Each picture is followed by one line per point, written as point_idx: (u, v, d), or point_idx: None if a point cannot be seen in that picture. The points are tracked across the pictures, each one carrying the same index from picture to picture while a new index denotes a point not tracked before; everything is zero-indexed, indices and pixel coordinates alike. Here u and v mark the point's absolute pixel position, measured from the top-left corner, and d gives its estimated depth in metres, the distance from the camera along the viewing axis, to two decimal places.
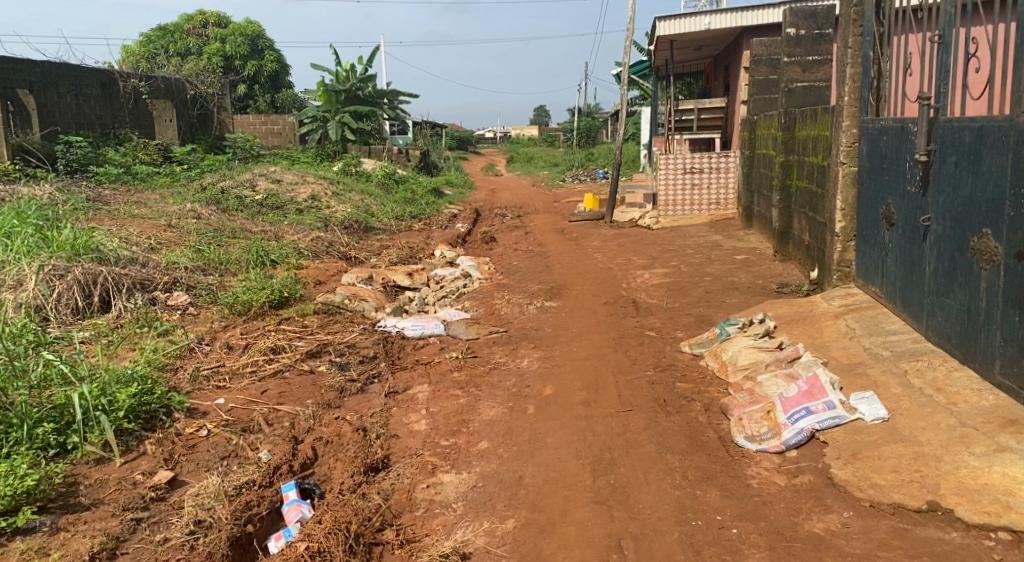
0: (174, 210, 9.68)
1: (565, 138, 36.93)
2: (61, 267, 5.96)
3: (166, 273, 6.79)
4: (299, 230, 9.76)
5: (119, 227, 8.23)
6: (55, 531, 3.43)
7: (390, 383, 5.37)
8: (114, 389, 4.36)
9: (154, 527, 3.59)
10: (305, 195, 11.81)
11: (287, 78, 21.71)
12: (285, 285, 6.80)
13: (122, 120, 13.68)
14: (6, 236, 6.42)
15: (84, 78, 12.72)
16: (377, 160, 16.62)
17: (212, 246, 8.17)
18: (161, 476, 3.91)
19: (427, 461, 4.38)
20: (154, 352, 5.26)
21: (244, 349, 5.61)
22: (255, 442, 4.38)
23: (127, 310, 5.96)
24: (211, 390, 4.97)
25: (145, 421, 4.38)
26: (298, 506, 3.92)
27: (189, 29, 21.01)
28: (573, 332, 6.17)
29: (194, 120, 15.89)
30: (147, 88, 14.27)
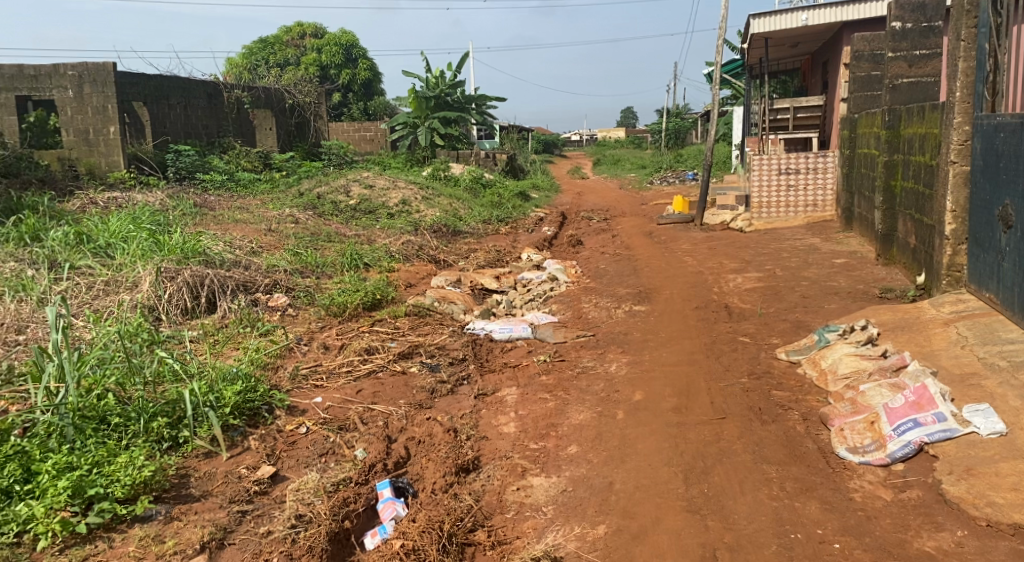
0: (273, 215, 10.04)
1: (654, 140, 36.49)
2: (172, 270, 6.27)
3: (268, 275, 7.05)
4: (390, 233, 9.97)
5: (224, 231, 8.60)
6: (170, 520, 3.59)
7: (479, 385, 5.41)
8: (221, 386, 4.54)
9: (258, 520, 3.72)
10: (397, 199, 12.02)
11: (379, 86, 22.21)
12: (377, 288, 6.94)
13: (227, 129, 14.30)
14: (122, 241, 6.80)
15: (192, 90, 13.36)
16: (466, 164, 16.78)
17: (309, 249, 8.43)
18: (264, 470, 4.05)
19: (517, 464, 4.39)
20: (257, 351, 5.46)
21: (339, 350, 5.75)
22: (350, 440, 4.48)
23: (231, 311, 6.21)
24: (309, 389, 5.12)
25: (249, 418, 4.54)
26: (392, 504, 4.00)
27: (288, 41, 21.77)
28: (663, 337, 6.08)
29: (292, 128, 16.46)
30: (250, 98, 14.87)
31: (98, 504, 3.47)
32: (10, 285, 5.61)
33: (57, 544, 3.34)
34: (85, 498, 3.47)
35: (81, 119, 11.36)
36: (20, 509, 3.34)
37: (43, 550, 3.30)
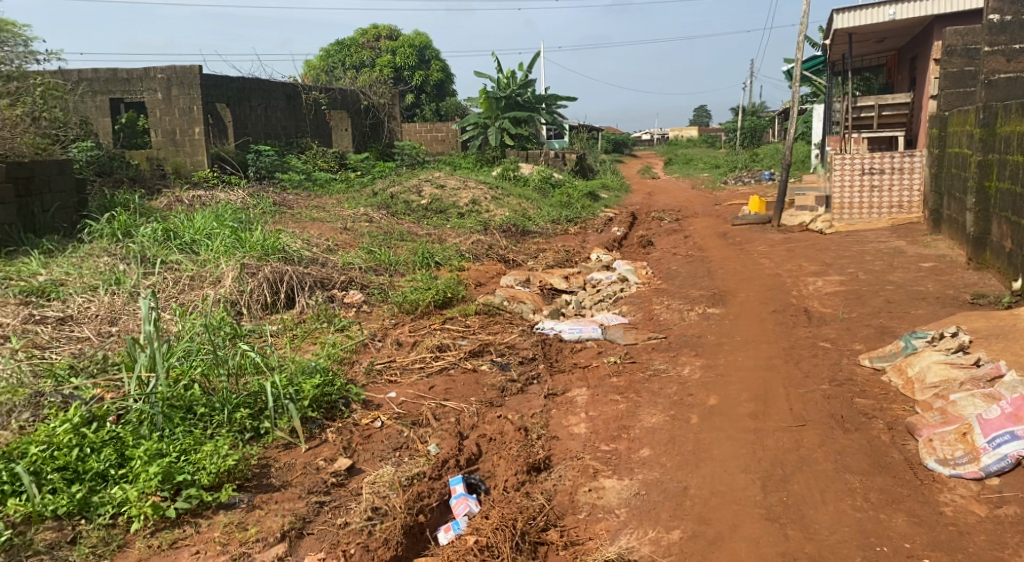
0: (348, 214, 10.22)
1: (728, 139, 35.83)
2: (253, 266, 6.45)
3: (343, 273, 7.18)
4: (461, 232, 10.04)
5: (301, 229, 8.79)
6: (252, 508, 3.66)
7: (549, 385, 5.39)
8: (300, 380, 4.63)
9: (336, 511, 3.78)
10: (467, 199, 12.09)
11: (451, 87, 22.40)
12: (448, 286, 6.99)
13: (305, 130, 14.65)
14: (206, 237, 7.03)
15: (273, 92, 13.73)
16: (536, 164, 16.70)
17: (382, 247, 8.55)
18: (341, 463, 4.11)
19: (588, 465, 4.35)
20: (333, 346, 5.56)
21: (412, 347, 5.82)
22: (424, 435, 4.52)
23: (309, 306, 6.35)
24: (383, 384, 5.19)
25: (327, 411, 4.63)
26: (465, 500, 4.03)
27: (363, 43, 22.16)
28: (739, 341, 5.95)
29: (367, 129, 16.75)
30: (327, 99, 15.19)
31: (186, 490, 3.56)
32: (104, 279, 5.86)
33: (148, 527, 3.43)
34: (174, 484, 3.56)
35: (169, 120, 11.79)
36: (114, 492, 3.44)
37: (135, 533, 3.40)
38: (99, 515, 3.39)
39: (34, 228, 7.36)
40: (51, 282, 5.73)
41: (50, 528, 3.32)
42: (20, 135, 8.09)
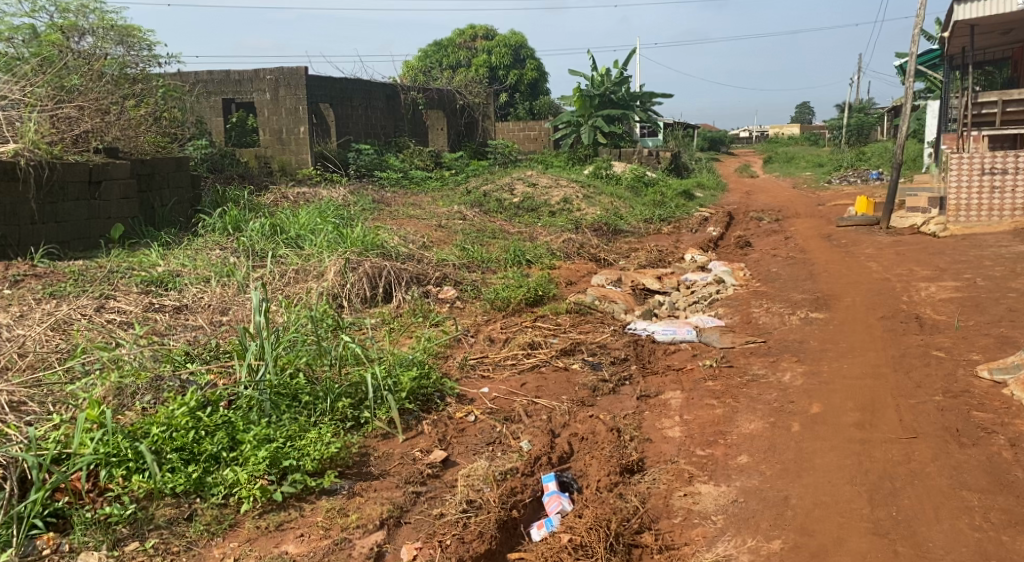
0: (442, 212, 10.36)
1: (833, 137, 34.54)
2: (355, 261, 6.62)
3: (438, 269, 7.27)
4: (552, 231, 10.03)
5: (397, 226, 8.97)
6: (352, 495, 3.73)
7: (642, 386, 5.31)
8: (398, 371, 4.74)
9: (431, 502, 3.83)
10: (558, 197, 12.05)
11: (546, 86, 22.37)
12: (539, 284, 6.97)
13: (403, 129, 14.95)
14: (311, 233, 7.27)
15: (373, 92, 14.05)
16: (628, 163, 16.30)
17: (474, 245, 8.63)
18: (436, 454, 4.17)
19: (683, 469, 4.26)
20: (428, 340, 5.65)
21: (504, 343, 5.85)
22: (516, 431, 4.54)
23: (406, 301, 6.47)
24: (477, 379, 5.24)
25: (423, 403, 4.72)
26: (558, 498, 4.00)
27: (460, 43, 22.40)
28: (844, 348, 5.72)
29: (461, 128, 16.94)
30: (425, 100, 15.44)
31: (291, 474, 3.66)
32: (216, 271, 6.13)
33: (256, 508, 3.51)
34: (280, 468, 3.66)
35: (277, 120, 12.22)
36: (226, 473, 3.52)
37: (244, 513, 3.47)
38: (212, 495, 3.48)
39: (154, 221, 7.78)
40: (169, 273, 6.04)
41: (168, 505, 3.40)
42: (142, 134, 8.55)
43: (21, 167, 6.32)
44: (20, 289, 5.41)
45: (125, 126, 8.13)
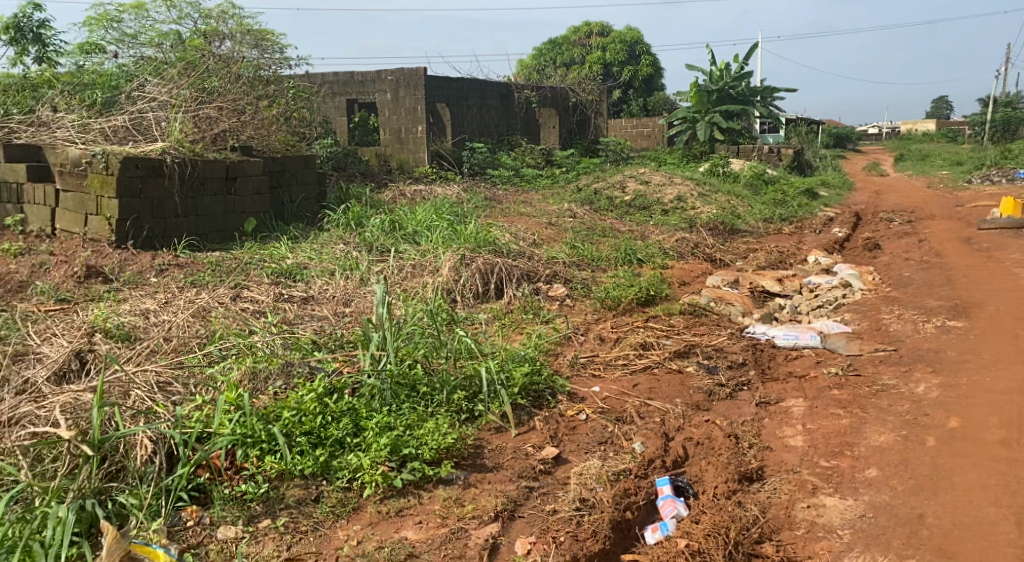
0: (553, 209, 10.37)
1: (972, 134, 32.45)
2: (467, 258, 6.70)
3: (548, 266, 7.26)
4: (666, 230, 9.86)
5: (510, 223, 9.04)
6: (467, 486, 3.77)
7: (761, 392, 5.14)
8: (511, 367, 4.78)
9: (545, 498, 3.84)
10: (672, 195, 11.83)
11: (661, 81, 22.00)
12: (652, 284, 6.82)
13: (516, 128, 15.08)
14: (427, 229, 7.44)
15: (488, 91, 14.20)
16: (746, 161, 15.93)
17: (585, 243, 8.59)
18: (549, 451, 4.17)
19: (806, 480, 4.11)
20: (539, 337, 5.67)
21: (615, 343, 5.80)
22: (628, 432, 4.49)
23: (516, 298, 6.50)
24: (587, 377, 5.21)
25: (535, 399, 4.73)
26: (673, 502, 3.91)
27: (575, 40, 22.37)
28: (986, 360, 5.37)
29: (574, 125, 16.85)
30: (538, 98, 15.46)
31: (410, 462, 3.70)
32: (340, 265, 6.36)
33: (378, 493, 3.56)
34: (400, 455, 3.70)
35: (396, 119, 12.64)
36: (350, 458, 3.60)
37: (367, 498, 3.52)
38: (338, 478, 3.55)
39: (283, 216, 8.14)
40: (297, 265, 6.31)
41: (297, 486, 3.50)
42: (273, 133, 8.95)
43: (166, 163, 6.74)
44: (163, 278, 5.76)
45: (258, 125, 8.55)
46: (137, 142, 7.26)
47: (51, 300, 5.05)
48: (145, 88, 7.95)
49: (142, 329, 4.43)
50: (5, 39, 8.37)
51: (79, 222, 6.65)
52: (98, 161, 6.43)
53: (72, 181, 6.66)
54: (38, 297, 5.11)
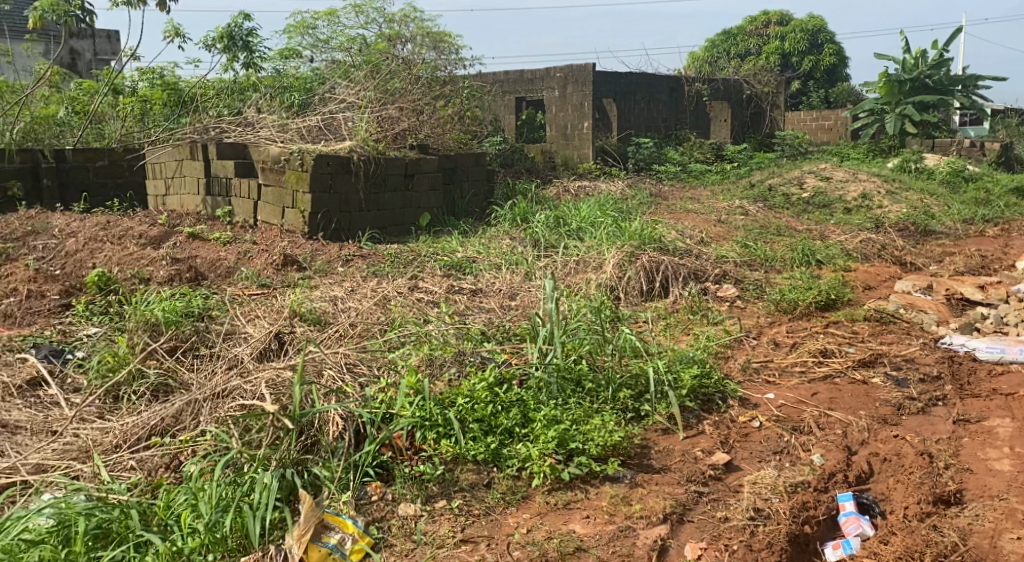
0: (723, 206, 10.09)
1: None
2: (631, 255, 6.53)
3: (717, 265, 7.03)
4: (848, 230, 9.34)
5: (678, 220, 8.87)
6: (634, 486, 3.56)
7: (959, 409, 4.70)
8: (678, 368, 4.51)
9: (715, 504, 3.55)
10: (856, 193, 11.16)
11: (846, 71, 20.80)
12: (833, 287, 6.50)
13: (685, 122, 14.70)
14: (591, 225, 7.47)
15: (657, 85, 13.92)
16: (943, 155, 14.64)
17: (758, 242, 8.30)
18: (719, 456, 3.88)
19: (1015, 508, 3.66)
20: (708, 338, 5.41)
21: (792, 348, 5.50)
22: (806, 443, 4.13)
23: (683, 297, 6.24)
24: (761, 384, 4.92)
25: (703, 403, 4.44)
26: (856, 520, 3.61)
27: (751, 30, 21.58)
28: None
29: (747, 118, 16.00)
30: (710, 91, 15.01)
31: (577, 457, 3.59)
32: (507, 259, 6.47)
33: (546, 485, 3.48)
34: (567, 449, 3.61)
35: (563, 116, 12.72)
36: (520, 448, 3.55)
37: (535, 488, 3.46)
38: (508, 466, 3.52)
39: (455, 211, 8.42)
40: (467, 259, 6.50)
41: (470, 470, 3.50)
42: (448, 131, 9.23)
43: (354, 161, 7.16)
44: (349, 268, 6.12)
45: (434, 125, 8.77)
46: (328, 141, 7.75)
47: (253, 285, 5.50)
48: (336, 91, 8.47)
49: (331, 315, 4.74)
50: (219, 47, 9.21)
51: (278, 215, 7.20)
52: (295, 158, 6.93)
53: (272, 177, 7.18)
54: (243, 282, 5.58)
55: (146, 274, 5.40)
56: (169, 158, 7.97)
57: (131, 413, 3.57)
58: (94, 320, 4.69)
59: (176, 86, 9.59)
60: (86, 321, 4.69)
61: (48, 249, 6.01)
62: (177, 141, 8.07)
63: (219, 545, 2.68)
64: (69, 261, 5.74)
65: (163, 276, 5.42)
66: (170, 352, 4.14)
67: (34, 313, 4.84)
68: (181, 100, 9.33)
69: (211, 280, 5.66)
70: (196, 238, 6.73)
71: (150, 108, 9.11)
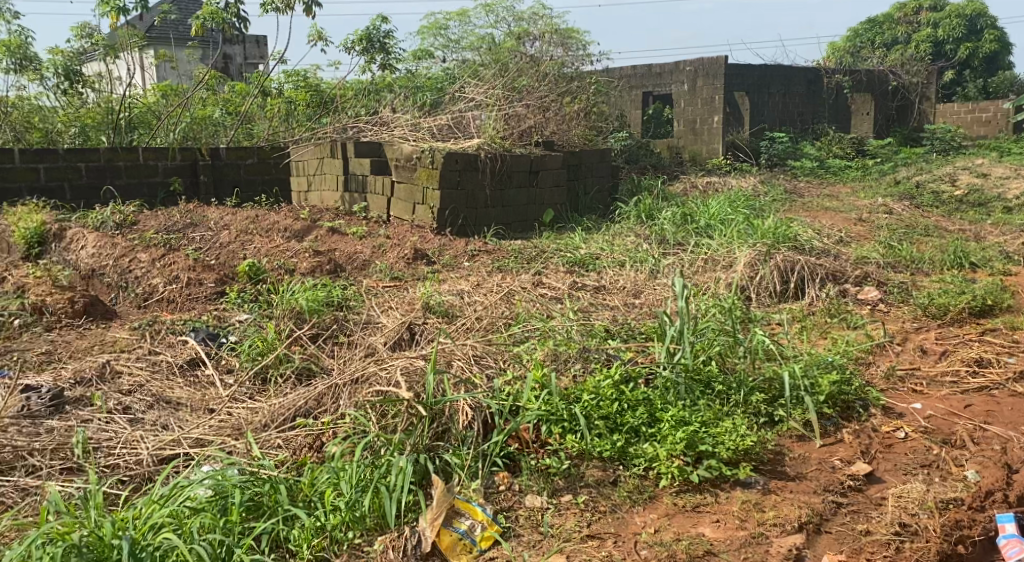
0: (864, 204, 9.64)
1: None
2: (763, 254, 6.30)
3: (858, 267, 6.64)
4: (1006, 230, 8.71)
5: (815, 219, 8.52)
6: (767, 493, 3.29)
7: None
8: (816, 373, 4.08)
9: (855, 516, 3.26)
10: (1015, 190, 10.36)
11: (1007, 59, 19.33)
12: (989, 294, 5.87)
13: (823, 115, 14.06)
14: (720, 222, 7.33)
15: (793, 78, 13.40)
16: None
17: (904, 243, 7.86)
18: (860, 467, 3.53)
19: None
20: (847, 343, 4.96)
21: (941, 356, 4.96)
22: (959, 458, 3.66)
23: (820, 299, 5.93)
24: (906, 393, 4.43)
25: (842, 411, 4.00)
26: (1018, 544, 3.25)
27: (899, 17, 20.14)
28: None
29: (892, 112, 15.17)
30: (851, 83, 14.21)
31: (707, 460, 3.35)
32: (632, 257, 6.38)
33: (673, 487, 3.28)
34: (696, 452, 3.37)
35: (692, 110, 12.51)
36: (646, 446, 3.36)
37: (663, 489, 3.27)
38: (634, 465, 3.34)
39: (578, 208, 8.44)
40: (591, 256, 6.48)
41: (596, 467, 3.35)
42: (575, 128, 9.21)
43: (481, 158, 7.29)
44: (475, 263, 6.25)
45: (561, 120, 8.91)
46: (457, 138, 7.90)
47: (386, 278, 5.71)
48: (467, 90, 8.64)
49: (457, 308, 4.81)
50: (358, 49, 9.60)
51: (408, 211, 7.45)
52: (427, 156, 7.13)
53: (405, 174, 7.44)
54: (377, 275, 5.80)
55: (291, 265, 5.72)
56: (311, 156, 8.45)
57: (278, 394, 3.80)
58: (244, 307, 5.01)
59: (318, 88, 10.11)
60: (237, 308, 5.02)
61: (204, 240, 6.46)
62: (317, 140, 8.50)
63: (358, 523, 2.82)
64: (221, 251, 6.16)
65: (306, 267, 5.72)
66: (312, 338, 4.37)
67: (193, 299, 5.22)
68: (323, 101, 9.97)
69: (348, 272, 5.93)
70: (335, 232, 7.03)
71: (295, 110, 9.78)
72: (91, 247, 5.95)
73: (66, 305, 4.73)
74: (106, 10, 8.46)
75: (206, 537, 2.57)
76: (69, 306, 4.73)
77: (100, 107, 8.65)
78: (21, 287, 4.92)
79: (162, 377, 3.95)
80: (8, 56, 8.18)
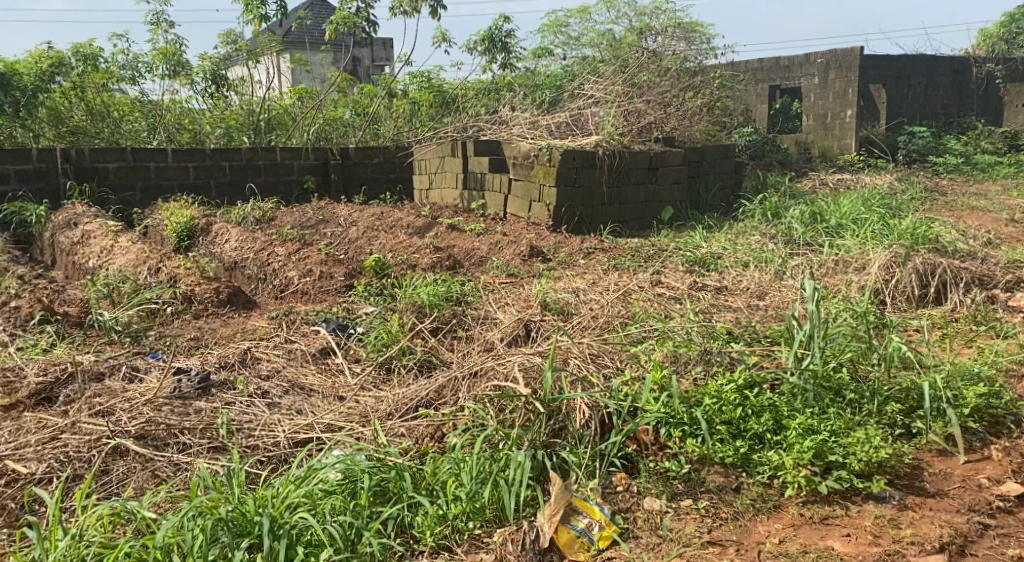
0: (1015, 204, 9.01)
1: None
2: (900, 258, 5.90)
3: (1009, 270, 6.18)
4: None
5: (959, 219, 8.01)
6: (903, 509, 3.12)
7: None
8: (960, 385, 3.85)
9: (1006, 539, 3.00)
10: None
11: None
12: None
13: (971, 107, 13.13)
14: (853, 222, 7.03)
15: (937, 68, 12.66)
16: None
17: None
18: (1011, 487, 3.27)
19: None
20: (995, 354, 4.60)
21: None
22: None
23: (964, 305, 5.53)
24: None
25: (990, 426, 3.74)
26: None
27: None
28: None
29: None
30: (1005, 72, 12.97)
31: (836, 471, 3.22)
32: (756, 257, 6.18)
33: (800, 497, 3.16)
34: (825, 462, 3.24)
35: (823, 104, 12.02)
36: (771, 454, 3.25)
37: (789, 498, 3.15)
38: (758, 472, 3.24)
39: (699, 205, 8.31)
40: (712, 255, 6.34)
41: (717, 472, 3.27)
42: (697, 124, 9.04)
43: (599, 155, 7.25)
44: (592, 261, 6.23)
45: (683, 116, 8.77)
46: (575, 135, 7.90)
47: (503, 274, 5.79)
48: (586, 87, 8.63)
49: (573, 306, 4.79)
50: (480, 49, 9.76)
51: (525, 208, 7.51)
52: (544, 154, 7.15)
53: (522, 172, 7.51)
54: (494, 271, 5.89)
55: (414, 261, 5.90)
56: (432, 155, 8.63)
57: (401, 385, 3.93)
58: (371, 300, 5.21)
59: (440, 88, 10.30)
60: (364, 301, 5.22)
61: (334, 235, 6.76)
62: (439, 139, 8.70)
63: (478, 514, 2.89)
64: (350, 247, 6.43)
65: (427, 262, 5.88)
66: (432, 332, 4.49)
67: (324, 291, 5.45)
68: (445, 102, 10.14)
69: (467, 268, 6.06)
70: (454, 229, 7.18)
71: (418, 110, 10.02)
72: (234, 241, 6.32)
73: (212, 294, 5.05)
74: (250, 17, 8.94)
75: (337, 519, 2.69)
76: (214, 296, 5.04)
77: (244, 110, 9.29)
78: (173, 275, 5.28)
79: (297, 364, 4.17)
80: (164, 63, 8.77)
